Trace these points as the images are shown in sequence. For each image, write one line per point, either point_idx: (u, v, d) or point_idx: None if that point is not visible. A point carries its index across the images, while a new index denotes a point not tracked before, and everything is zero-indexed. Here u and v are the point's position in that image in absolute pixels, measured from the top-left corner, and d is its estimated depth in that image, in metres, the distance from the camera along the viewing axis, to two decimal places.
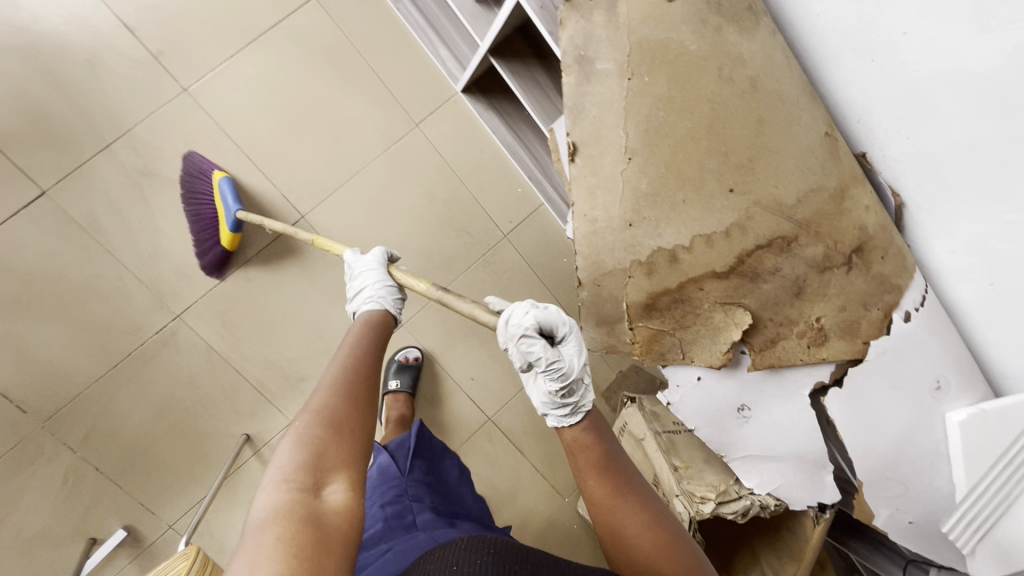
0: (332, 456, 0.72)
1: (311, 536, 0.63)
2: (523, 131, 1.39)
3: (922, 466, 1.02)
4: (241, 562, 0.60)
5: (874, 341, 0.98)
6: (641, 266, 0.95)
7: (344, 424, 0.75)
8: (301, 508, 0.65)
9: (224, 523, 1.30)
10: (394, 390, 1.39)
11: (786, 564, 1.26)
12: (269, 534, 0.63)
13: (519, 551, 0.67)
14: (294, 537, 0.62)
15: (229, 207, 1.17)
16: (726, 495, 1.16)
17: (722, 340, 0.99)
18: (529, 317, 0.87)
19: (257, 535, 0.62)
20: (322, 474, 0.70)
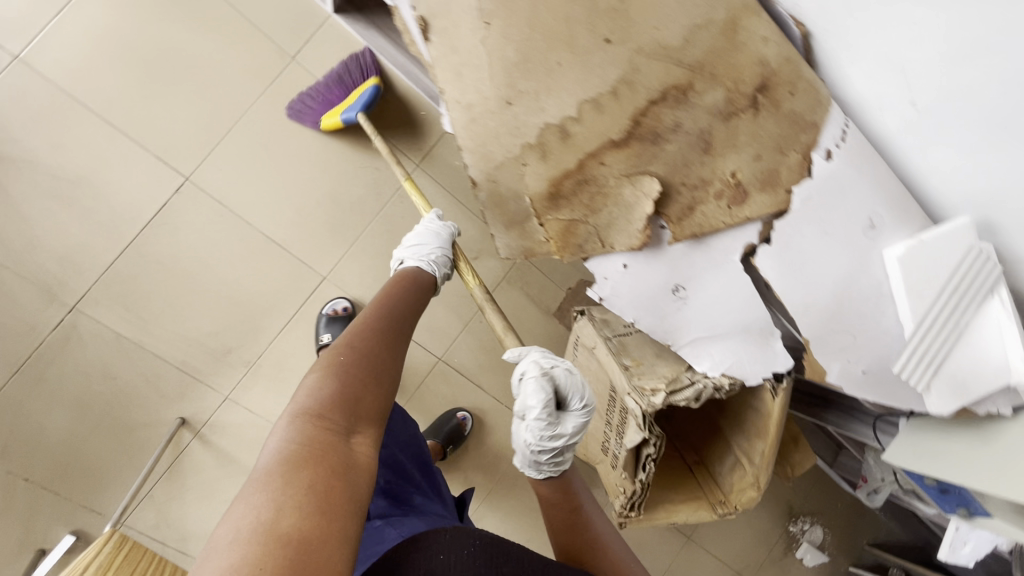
0: (359, 410, 0.72)
1: (338, 480, 0.62)
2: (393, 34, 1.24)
3: (867, 311, 0.97)
4: (264, 492, 0.57)
5: (797, 187, 0.91)
6: (533, 149, 0.86)
7: (371, 385, 0.76)
8: (331, 450, 0.64)
9: (181, 510, 1.26)
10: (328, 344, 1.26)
11: (755, 443, 1.23)
12: (299, 466, 0.61)
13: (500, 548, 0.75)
14: (322, 477, 0.61)
15: (356, 107, 1.18)
16: (677, 384, 1.11)
17: (636, 217, 0.92)
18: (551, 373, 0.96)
19: (284, 467, 0.60)
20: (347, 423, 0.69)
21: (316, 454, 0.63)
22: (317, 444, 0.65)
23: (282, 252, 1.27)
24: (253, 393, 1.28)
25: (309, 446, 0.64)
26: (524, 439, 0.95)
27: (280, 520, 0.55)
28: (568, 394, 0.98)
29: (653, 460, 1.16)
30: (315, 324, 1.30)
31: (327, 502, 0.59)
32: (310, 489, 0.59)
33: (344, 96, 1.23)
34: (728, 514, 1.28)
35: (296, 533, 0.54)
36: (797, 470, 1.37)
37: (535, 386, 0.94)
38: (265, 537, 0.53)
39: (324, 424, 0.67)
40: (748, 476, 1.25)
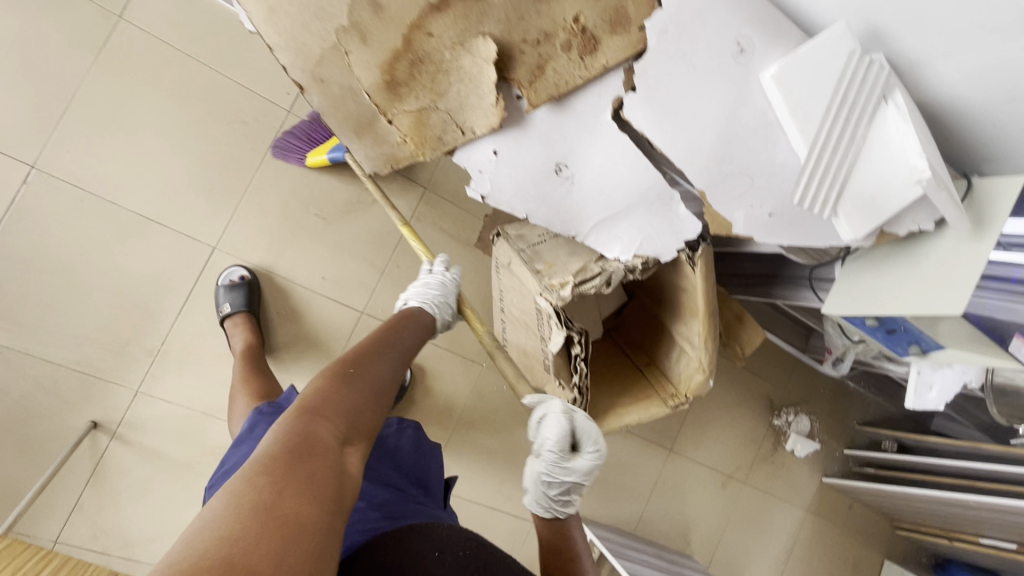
0: (357, 426, 0.68)
1: (337, 482, 0.57)
2: None
3: (758, 147, 0.90)
4: (264, 475, 0.52)
5: (649, 22, 0.82)
6: (348, 32, 0.78)
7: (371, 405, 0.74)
8: (332, 452, 0.60)
9: (117, 518, 1.19)
10: (231, 313, 1.18)
11: (690, 325, 1.17)
12: (301, 458, 0.56)
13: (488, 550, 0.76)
14: (321, 476, 0.56)
15: (342, 146, 1.20)
16: (585, 273, 1.05)
17: (485, 91, 0.84)
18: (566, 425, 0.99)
19: (284, 455, 0.55)
20: (346, 432, 0.65)
21: (315, 450, 0.59)
22: (317, 442, 0.60)
23: (160, 227, 1.19)
24: (165, 381, 1.21)
25: (308, 442, 0.59)
26: (536, 472, 1.01)
27: (280, 502, 0.49)
28: (583, 434, 1.02)
29: (584, 360, 1.09)
30: (213, 296, 1.22)
31: (325, 496, 0.53)
32: (311, 481, 0.54)
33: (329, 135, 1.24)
34: (680, 405, 1.21)
35: (294, 519, 0.48)
36: (748, 350, 1.32)
37: (558, 428, 0.98)
38: (264, 513, 0.47)
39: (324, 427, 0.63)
40: (692, 361, 1.19)
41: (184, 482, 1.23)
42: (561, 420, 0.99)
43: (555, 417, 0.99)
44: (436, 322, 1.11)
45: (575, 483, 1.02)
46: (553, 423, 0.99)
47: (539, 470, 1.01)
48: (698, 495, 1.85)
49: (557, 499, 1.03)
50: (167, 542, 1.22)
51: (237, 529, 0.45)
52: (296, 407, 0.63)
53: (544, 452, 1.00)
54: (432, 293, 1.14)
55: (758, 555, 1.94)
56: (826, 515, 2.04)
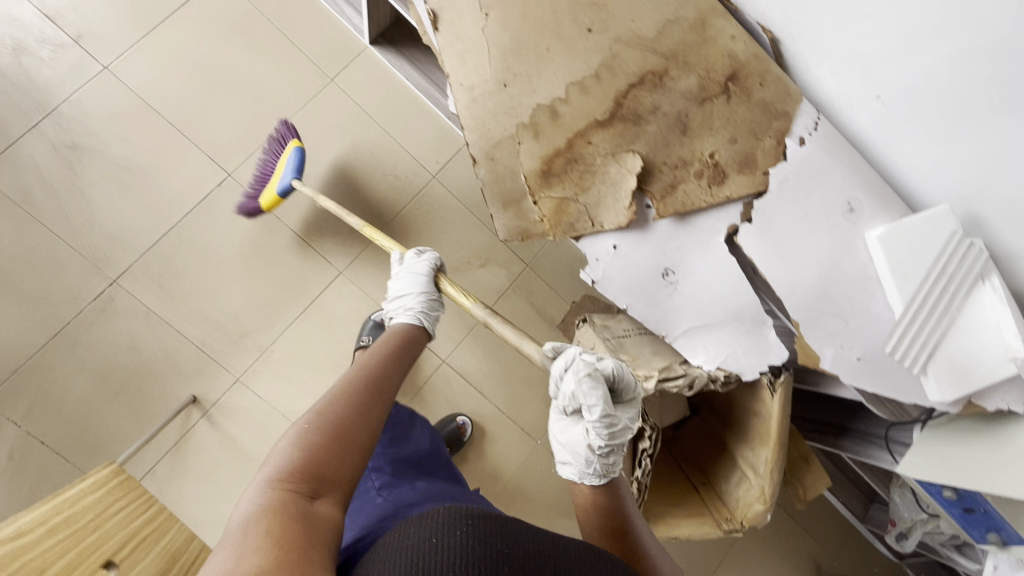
0: (332, 473, 0.67)
1: (304, 536, 0.57)
2: (411, 53, 1.46)
3: (855, 294, 0.98)
4: (228, 549, 0.53)
5: (773, 170, 0.97)
6: (527, 128, 0.96)
7: (347, 443, 0.71)
8: (296, 509, 0.60)
9: (178, 492, 1.27)
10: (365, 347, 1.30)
11: (758, 451, 1.19)
12: (265, 523, 0.57)
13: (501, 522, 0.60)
14: (286, 534, 0.56)
15: (290, 170, 1.24)
16: (669, 371, 1.11)
17: (623, 195, 0.99)
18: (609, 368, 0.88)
19: (245, 526, 0.56)
20: (316, 482, 0.65)
21: (279, 511, 0.59)
22: (285, 498, 0.60)
23: (304, 245, 1.38)
24: (262, 377, 1.34)
25: (272, 506, 0.59)
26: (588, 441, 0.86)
27: (241, 565, 0.51)
28: (625, 385, 0.89)
29: (650, 457, 1.13)
30: (361, 325, 1.39)
31: (293, 553, 0.54)
32: (275, 542, 0.54)
33: (278, 162, 1.31)
34: (734, 531, 1.20)
35: None
36: (811, 493, 1.30)
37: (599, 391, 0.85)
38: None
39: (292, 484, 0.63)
40: (753, 489, 1.20)
41: (245, 476, 1.30)
42: (598, 368, 0.86)
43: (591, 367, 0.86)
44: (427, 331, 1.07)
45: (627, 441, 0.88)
46: (585, 377, 0.85)
47: (591, 434, 0.86)
48: None
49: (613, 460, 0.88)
50: (212, 530, 1.27)
51: None
52: (266, 470, 0.63)
53: (588, 416, 0.85)
54: (409, 297, 1.11)
55: None
56: None
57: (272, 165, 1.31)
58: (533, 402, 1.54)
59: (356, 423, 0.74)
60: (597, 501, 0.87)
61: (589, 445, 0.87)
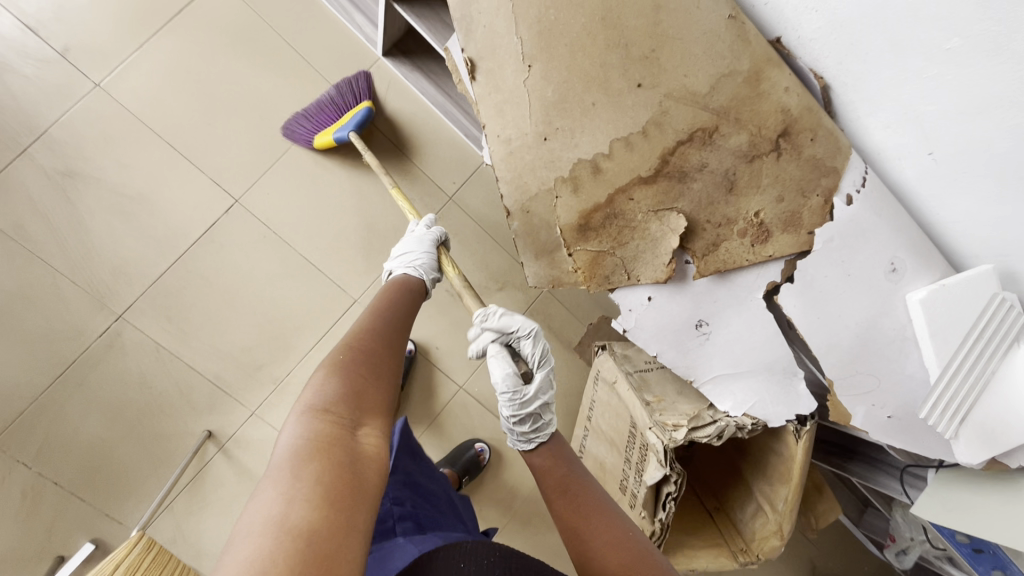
0: (367, 402, 0.70)
1: (350, 473, 0.60)
2: (426, 64, 1.37)
3: (890, 354, 0.98)
4: (277, 484, 0.55)
5: (819, 230, 0.94)
6: (566, 182, 0.92)
7: (377, 379, 0.74)
8: (343, 442, 0.63)
9: (196, 525, 1.26)
10: None
11: (777, 489, 1.21)
12: (312, 463, 0.59)
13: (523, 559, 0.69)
14: (333, 472, 0.59)
15: (348, 126, 1.25)
16: (698, 420, 1.10)
17: (662, 252, 0.95)
18: (505, 333, 1.00)
19: (294, 460, 0.58)
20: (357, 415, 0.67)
21: (326, 446, 0.61)
22: (330, 435, 0.63)
23: (318, 273, 1.33)
24: (279, 410, 1.31)
25: (320, 439, 0.61)
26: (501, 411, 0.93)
27: (293, 508, 0.53)
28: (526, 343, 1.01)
29: (674, 500, 1.13)
30: None
31: (339, 492, 0.57)
32: (325, 482, 0.57)
33: (337, 117, 1.31)
34: (749, 563, 1.23)
35: (310, 522, 0.53)
36: (821, 522, 1.33)
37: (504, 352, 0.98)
38: (281, 529, 0.51)
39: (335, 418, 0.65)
40: (770, 524, 1.22)
41: None
42: (492, 333, 0.99)
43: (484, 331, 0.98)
44: (426, 286, 1.05)
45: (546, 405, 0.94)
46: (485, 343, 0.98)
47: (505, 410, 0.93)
48: None
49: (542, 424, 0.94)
50: None
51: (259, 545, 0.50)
52: (307, 401, 0.65)
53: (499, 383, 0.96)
54: (415, 255, 1.08)
55: None
56: None
57: (331, 120, 1.30)
58: None
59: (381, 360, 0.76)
60: (551, 465, 0.89)
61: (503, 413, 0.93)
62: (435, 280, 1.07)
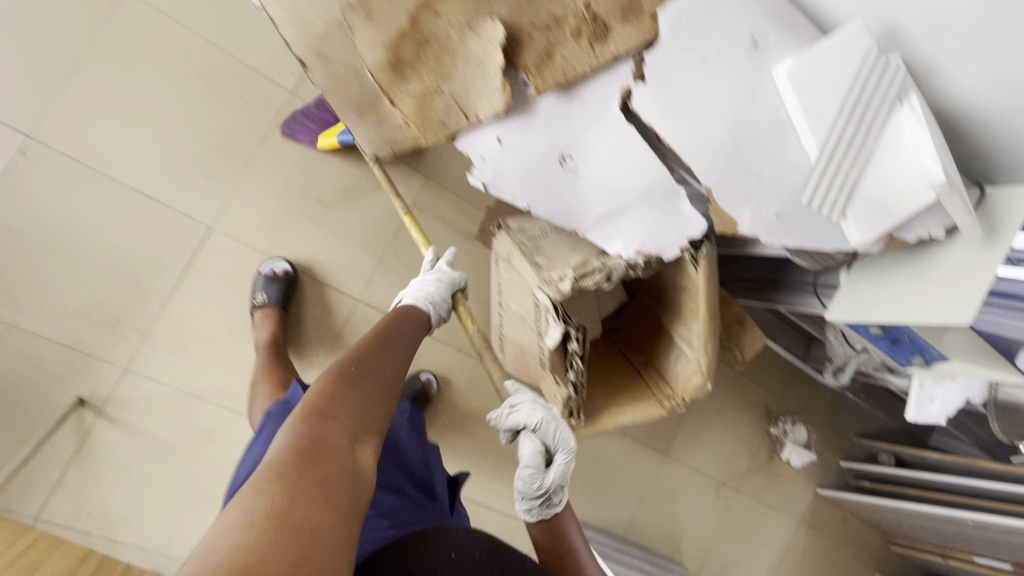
0: (366, 422, 0.70)
1: (348, 486, 0.59)
2: None
3: (767, 145, 0.87)
4: (274, 483, 0.54)
5: (661, 11, 0.78)
6: (354, 8, 0.74)
7: (378, 400, 0.75)
8: (344, 453, 0.62)
9: (96, 494, 1.19)
10: (262, 305, 1.20)
11: (689, 324, 1.16)
12: (313, 467, 0.58)
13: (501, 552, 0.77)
14: (331, 480, 0.58)
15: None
16: (585, 267, 1.03)
17: (491, 76, 0.81)
18: (520, 419, 1.02)
19: (296, 459, 0.57)
20: (356, 430, 0.67)
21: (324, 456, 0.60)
22: (331, 445, 0.62)
23: (157, 205, 1.18)
24: (155, 361, 1.20)
25: (323, 445, 0.61)
26: (516, 488, 0.99)
27: (291, 507, 0.52)
28: (546, 429, 1.01)
29: (582, 358, 1.07)
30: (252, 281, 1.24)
31: (336, 502, 0.56)
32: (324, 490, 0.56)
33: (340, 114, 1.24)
34: (674, 408, 1.20)
35: (304, 525, 0.51)
36: (748, 354, 1.29)
37: (527, 439, 1.01)
38: (278, 520, 0.50)
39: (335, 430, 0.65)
40: (690, 364, 1.18)
41: (170, 464, 1.23)
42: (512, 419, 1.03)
43: (503, 420, 1.04)
44: (432, 319, 1.04)
45: (559, 487, 0.97)
46: (504, 429, 1.03)
47: (520, 481, 0.99)
48: (690, 500, 1.82)
49: (555, 501, 0.98)
50: (153, 521, 1.22)
51: (248, 535, 0.48)
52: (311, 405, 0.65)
53: (521, 461, 1.01)
54: (428, 289, 1.07)
55: (749, 563, 1.94)
56: (818, 528, 2.05)
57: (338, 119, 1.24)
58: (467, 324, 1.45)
59: (385, 381, 0.78)
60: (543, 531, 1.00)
61: (519, 490, 0.99)
62: (442, 316, 1.06)
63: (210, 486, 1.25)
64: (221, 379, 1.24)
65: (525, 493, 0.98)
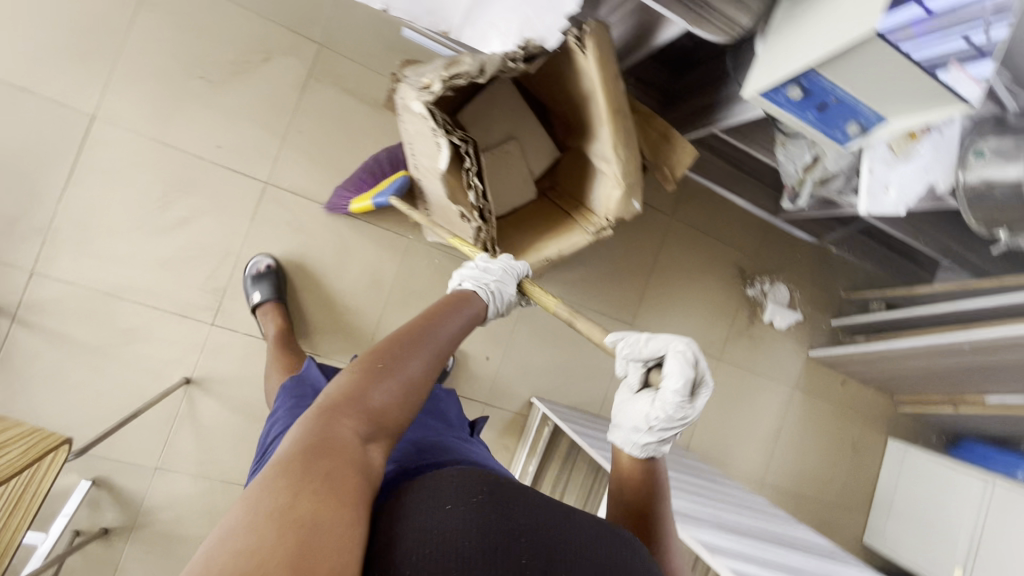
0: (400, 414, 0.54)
1: (365, 494, 0.46)
2: None
3: None
4: (283, 476, 0.43)
5: None
6: None
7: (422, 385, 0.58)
8: (363, 448, 0.49)
9: (25, 400, 1.17)
10: (261, 302, 1.22)
11: (599, 134, 1.07)
12: (323, 459, 0.45)
13: (521, 498, 0.52)
14: (345, 482, 0.45)
15: (387, 192, 1.23)
16: (457, 66, 0.94)
17: None
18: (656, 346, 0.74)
19: (305, 453, 0.45)
20: (385, 420, 0.53)
21: (340, 453, 0.47)
22: (346, 439, 0.48)
23: (33, 96, 1.14)
24: (60, 260, 1.17)
25: (339, 441, 0.48)
26: (641, 416, 0.70)
27: (296, 504, 0.41)
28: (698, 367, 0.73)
29: (479, 173, 1.01)
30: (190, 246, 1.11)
31: (349, 510, 0.43)
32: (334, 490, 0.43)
33: (375, 183, 1.28)
34: (600, 230, 1.12)
35: (306, 522, 0.40)
36: (679, 171, 1.18)
37: (670, 360, 0.71)
38: (279, 523, 0.39)
39: (354, 424, 0.50)
40: (609, 179, 1.09)
41: (96, 366, 1.20)
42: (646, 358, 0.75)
43: (639, 349, 0.75)
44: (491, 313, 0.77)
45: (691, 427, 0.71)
46: (639, 356, 0.75)
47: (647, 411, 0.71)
48: None
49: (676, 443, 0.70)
50: (87, 425, 1.20)
51: (247, 539, 0.38)
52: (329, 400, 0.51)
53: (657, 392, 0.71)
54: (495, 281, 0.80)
55: (744, 433, 1.86)
56: (814, 393, 1.95)
57: (366, 183, 1.28)
58: None
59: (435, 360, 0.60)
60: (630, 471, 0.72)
61: (645, 419, 0.71)
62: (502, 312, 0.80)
63: (142, 385, 1.23)
64: (133, 273, 1.21)
65: (654, 423, 0.69)
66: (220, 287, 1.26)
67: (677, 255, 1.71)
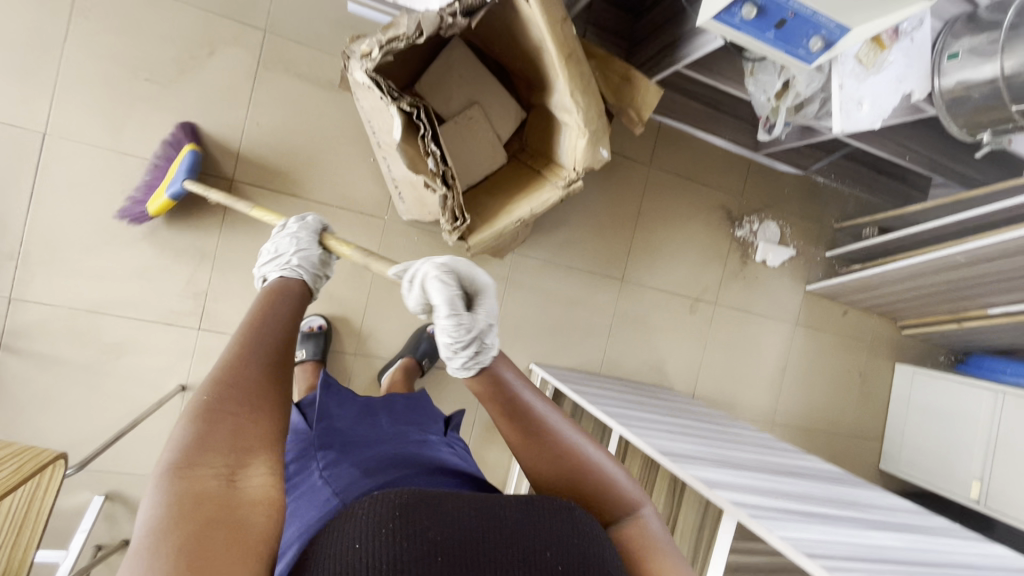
0: (252, 433, 0.49)
1: (243, 538, 0.42)
2: None
3: None
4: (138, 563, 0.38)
5: None
6: None
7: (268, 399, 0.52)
8: (228, 491, 0.44)
9: (24, 425, 1.18)
10: (304, 360, 1.33)
11: (557, 83, 1.04)
12: (182, 525, 0.41)
13: (435, 520, 0.47)
14: (211, 538, 0.41)
15: (178, 177, 1.13)
16: (394, 29, 0.91)
17: None
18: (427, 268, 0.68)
19: (158, 528, 0.40)
20: (239, 452, 0.47)
21: (206, 505, 0.43)
22: (203, 493, 0.43)
23: None
24: (36, 283, 1.17)
25: (190, 498, 0.42)
26: (441, 341, 0.62)
27: None
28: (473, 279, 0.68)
29: (435, 138, 0.98)
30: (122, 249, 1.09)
31: (234, 563, 0.40)
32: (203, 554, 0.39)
33: (163, 175, 1.18)
34: (570, 183, 1.08)
35: None
36: (645, 112, 1.14)
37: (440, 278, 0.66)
38: None
39: (211, 468, 0.45)
40: (574, 129, 1.05)
41: (89, 383, 1.21)
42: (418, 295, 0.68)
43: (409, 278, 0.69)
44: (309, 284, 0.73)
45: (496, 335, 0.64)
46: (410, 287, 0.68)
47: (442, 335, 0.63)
48: (665, 322, 1.72)
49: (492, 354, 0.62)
50: (90, 442, 1.21)
51: None
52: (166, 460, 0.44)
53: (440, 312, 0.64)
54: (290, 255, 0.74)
55: (748, 375, 1.85)
56: (816, 326, 1.94)
57: (156, 180, 1.17)
58: (359, 183, 1.34)
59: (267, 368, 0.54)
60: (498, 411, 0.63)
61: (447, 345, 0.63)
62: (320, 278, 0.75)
63: (137, 397, 1.23)
64: (110, 287, 1.21)
65: (458, 341, 0.62)
66: (200, 291, 1.25)
67: (660, 205, 1.68)
